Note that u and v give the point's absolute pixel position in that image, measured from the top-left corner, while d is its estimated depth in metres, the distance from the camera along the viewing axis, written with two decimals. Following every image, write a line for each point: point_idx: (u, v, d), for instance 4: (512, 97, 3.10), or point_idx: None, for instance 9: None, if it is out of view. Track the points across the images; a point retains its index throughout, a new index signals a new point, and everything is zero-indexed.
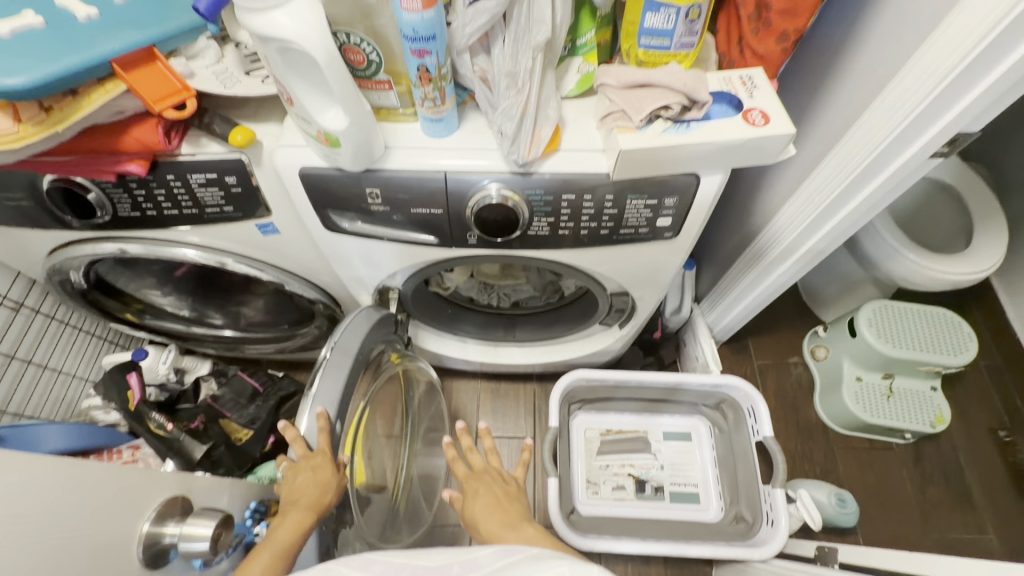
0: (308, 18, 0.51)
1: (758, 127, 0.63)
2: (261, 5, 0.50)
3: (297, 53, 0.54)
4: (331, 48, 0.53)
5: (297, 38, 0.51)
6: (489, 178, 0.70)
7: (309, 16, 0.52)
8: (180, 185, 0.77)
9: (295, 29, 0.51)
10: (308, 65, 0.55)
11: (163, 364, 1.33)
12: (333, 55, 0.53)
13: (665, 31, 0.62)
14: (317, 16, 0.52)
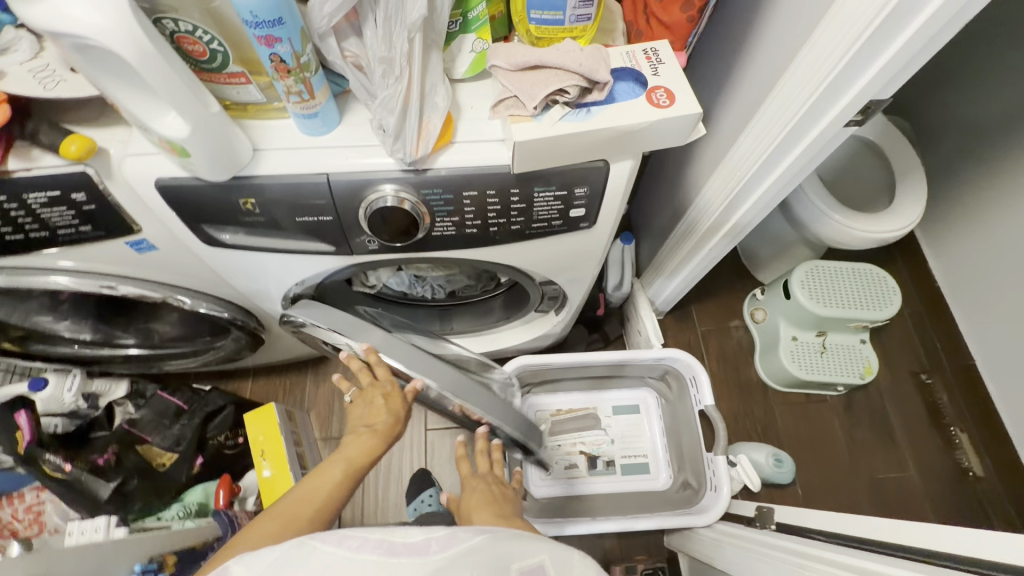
0: (104, 7, 0.41)
1: (662, 108, 0.58)
2: None
3: (101, 50, 0.44)
4: (144, 43, 0.44)
5: (99, 33, 0.42)
6: (378, 179, 0.62)
7: (108, 5, 0.42)
8: (17, 207, 0.65)
9: (94, 22, 0.41)
10: (123, 66, 0.45)
11: (69, 392, 1.19)
12: (148, 52, 0.44)
13: (556, 3, 0.55)
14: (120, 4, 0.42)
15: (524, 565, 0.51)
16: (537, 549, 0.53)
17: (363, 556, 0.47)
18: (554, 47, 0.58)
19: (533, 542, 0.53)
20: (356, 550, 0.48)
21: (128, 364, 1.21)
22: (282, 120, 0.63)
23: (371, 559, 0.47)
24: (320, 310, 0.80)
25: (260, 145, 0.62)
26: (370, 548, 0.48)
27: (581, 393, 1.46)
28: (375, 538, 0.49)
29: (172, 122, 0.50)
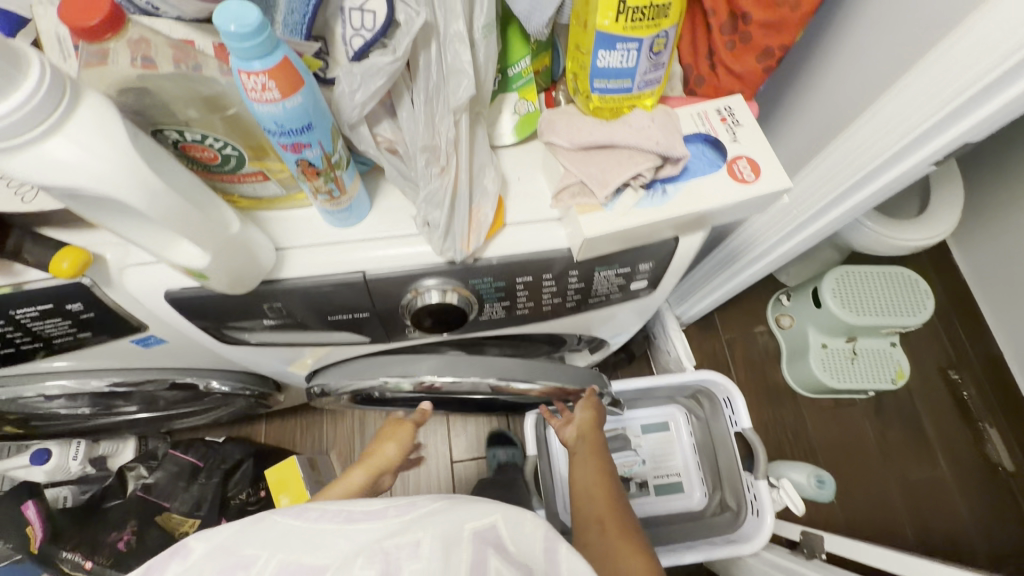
0: (100, 147, 0.33)
1: (748, 183, 0.50)
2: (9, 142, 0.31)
3: (98, 196, 0.35)
4: (152, 180, 0.35)
5: (96, 179, 0.33)
6: (421, 274, 0.54)
7: (100, 143, 0.33)
8: (4, 324, 0.57)
9: (86, 165, 0.33)
10: (122, 207, 0.37)
11: (75, 461, 1.16)
12: (157, 190, 0.36)
13: (624, 70, 0.47)
14: (116, 137, 0.34)
15: (476, 525, 0.43)
16: (488, 510, 0.45)
17: (319, 526, 0.44)
18: (618, 120, 0.50)
19: (487, 503, 0.46)
20: (312, 521, 0.45)
21: (136, 427, 1.14)
22: (304, 208, 0.54)
23: (326, 526, 0.44)
24: (340, 368, 0.74)
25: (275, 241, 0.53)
26: (326, 517, 0.45)
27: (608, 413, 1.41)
28: (334, 509, 0.46)
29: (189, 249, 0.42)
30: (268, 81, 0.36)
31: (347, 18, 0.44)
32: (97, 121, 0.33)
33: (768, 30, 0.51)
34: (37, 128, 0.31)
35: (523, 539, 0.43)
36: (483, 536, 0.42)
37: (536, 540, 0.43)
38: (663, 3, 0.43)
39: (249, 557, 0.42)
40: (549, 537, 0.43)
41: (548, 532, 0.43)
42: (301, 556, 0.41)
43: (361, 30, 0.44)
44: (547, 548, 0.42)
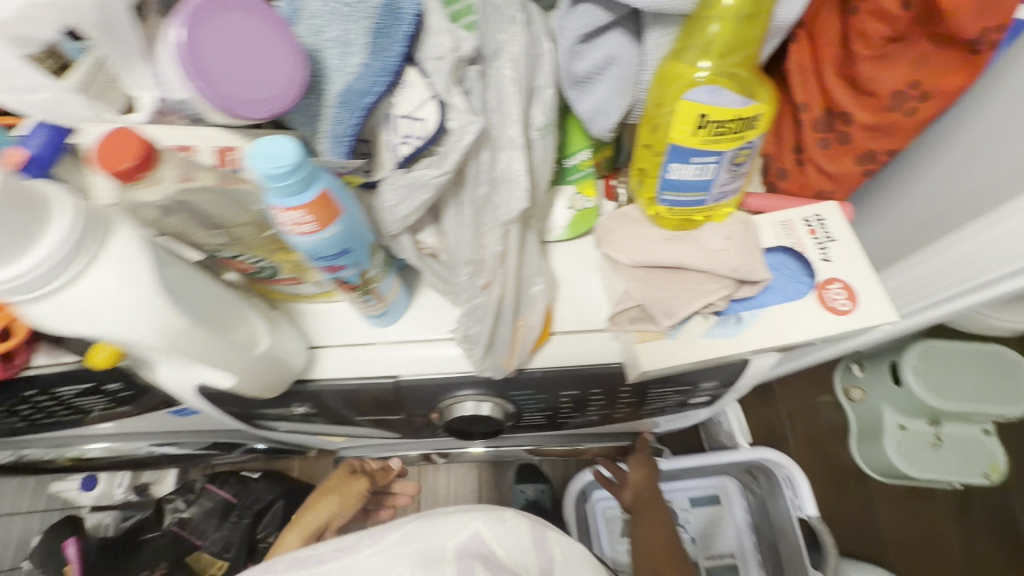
0: (119, 295, 0.31)
1: (842, 315, 0.43)
2: (26, 297, 0.29)
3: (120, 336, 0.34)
4: (171, 323, 0.33)
5: (113, 327, 0.32)
6: (456, 384, 0.50)
7: (121, 292, 0.31)
8: (48, 398, 0.57)
9: (104, 315, 0.31)
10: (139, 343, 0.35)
11: (120, 488, 1.21)
12: (176, 331, 0.34)
13: (699, 183, 0.41)
14: (139, 285, 0.32)
15: (458, 541, 0.52)
16: (468, 524, 0.54)
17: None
18: (689, 235, 0.45)
19: (463, 513, 0.55)
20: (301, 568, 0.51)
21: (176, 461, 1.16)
22: (338, 306, 0.51)
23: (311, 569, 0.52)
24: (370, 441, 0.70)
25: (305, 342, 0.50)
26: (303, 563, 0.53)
27: None
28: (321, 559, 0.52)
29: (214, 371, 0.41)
30: (301, 215, 0.33)
31: (393, 126, 0.40)
32: (120, 269, 0.31)
33: (871, 133, 0.44)
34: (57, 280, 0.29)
35: (504, 532, 0.54)
36: (468, 552, 0.52)
37: (527, 547, 0.55)
38: (750, 117, 0.37)
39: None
40: (535, 530, 0.56)
41: (532, 530, 0.56)
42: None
43: (408, 138, 0.40)
44: (544, 568, 0.54)
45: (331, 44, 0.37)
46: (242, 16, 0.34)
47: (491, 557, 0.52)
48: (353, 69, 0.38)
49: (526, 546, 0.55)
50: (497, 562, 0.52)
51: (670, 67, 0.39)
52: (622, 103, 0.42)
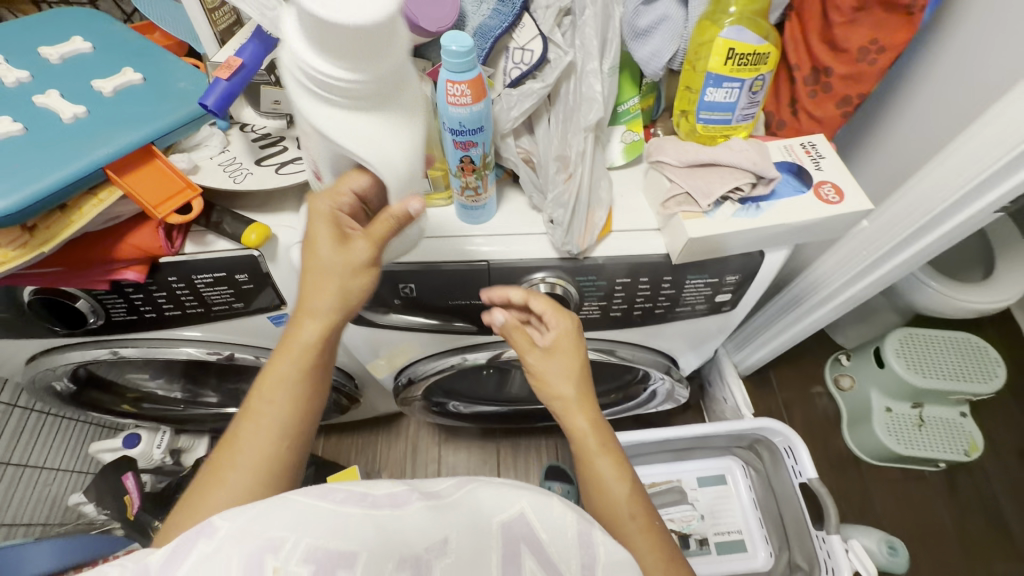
0: (393, 133, 0.43)
1: (833, 204, 0.58)
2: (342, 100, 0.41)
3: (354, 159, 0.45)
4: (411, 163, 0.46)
5: (385, 152, 0.44)
6: (535, 268, 0.63)
7: (395, 129, 0.43)
8: (183, 286, 0.68)
9: (371, 138, 0.43)
10: (366, 169, 0.46)
11: (159, 449, 1.20)
12: (409, 171, 0.46)
13: (727, 105, 0.57)
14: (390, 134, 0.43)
15: (504, 520, 0.45)
16: (516, 499, 0.46)
17: (345, 510, 0.40)
18: (723, 144, 0.59)
19: (512, 490, 0.47)
20: (340, 503, 0.41)
21: (217, 422, 1.21)
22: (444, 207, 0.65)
23: (354, 509, 0.41)
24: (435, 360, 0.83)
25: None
26: (355, 501, 0.41)
27: (661, 461, 1.39)
28: (358, 491, 0.42)
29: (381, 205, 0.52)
30: (464, 89, 0.48)
31: (509, 54, 0.56)
32: (386, 115, 0.42)
33: (848, 82, 0.60)
34: (359, 100, 0.41)
35: (551, 521, 0.45)
36: (514, 532, 0.44)
37: (571, 545, 0.44)
38: (764, 52, 0.54)
39: (274, 538, 0.37)
40: (582, 527, 0.45)
41: (579, 518, 0.46)
42: (331, 539, 0.38)
43: (519, 64, 0.56)
44: (586, 565, 0.44)
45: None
46: None
47: (537, 544, 0.44)
48: (484, 13, 0.55)
49: (570, 543, 0.44)
50: (544, 550, 0.44)
51: (706, 21, 0.56)
52: (670, 49, 0.58)
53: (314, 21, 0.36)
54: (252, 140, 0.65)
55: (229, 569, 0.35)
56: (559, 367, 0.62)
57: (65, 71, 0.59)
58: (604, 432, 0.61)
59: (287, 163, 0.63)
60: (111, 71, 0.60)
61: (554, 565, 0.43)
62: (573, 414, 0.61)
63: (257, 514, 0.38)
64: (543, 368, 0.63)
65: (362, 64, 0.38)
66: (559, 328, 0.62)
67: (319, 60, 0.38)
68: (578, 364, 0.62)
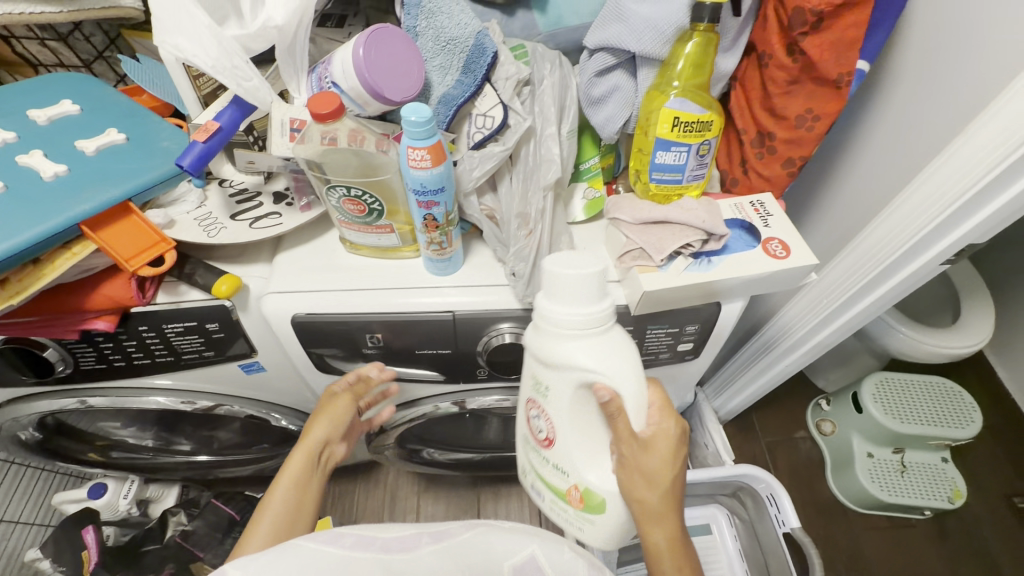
0: (613, 359, 0.50)
1: (780, 259, 0.61)
2: (572, 333, 0.49)
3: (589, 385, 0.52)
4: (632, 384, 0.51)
5: (609, 374, 0.50)
6: (501, 319, 0.65)
7: (618, 357, 0.50)
8: (154, 336, 0.68)
9: (599, 364, 0.50)
10: (604, 386, 0.50)
11: (125, 500, 1.15)
12: (635, 391, 0.51)
13: (676, 166, 0.61)
14: (617, 359, 0.50)
15: (515, 563, 0.45)
16: (525, 543, 0.47)
17: (357, 554, 0.41)
18: (673, 202, 0.63)
19: (522, 534, 0.48)
20: (350, 548, 0.42)
21: (188, 471, 1.18)
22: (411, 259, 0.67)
23: (364, 554, 0.42)
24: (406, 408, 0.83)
25: (380, 285, 0.65)
26: (365, 545, 0.42)
27: None
28: (367, 535, 0.44)
29: (543, 424, 0.58)
30: (424, 154, 0.51)
31: (472, 120, 0.60)
32: (613, 348, 0.50)
33: (789, 145, 0.64)
34: (586, 329, 0.49)
35: (563, 564, 0.46)
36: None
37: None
38: (706, 120, 0.59)
39: None
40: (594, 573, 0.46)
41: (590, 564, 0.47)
42: None
43: (481, 129, 0.60)
44: None
45: (435, 69, 0.60)
46: (399, 40, 0.55)
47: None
48: (449, 82, 0.59)
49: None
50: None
51: (654, 91, 0.60)
52: (622, 115, 0.63)
53: (550, 276, 0.48)
54: (230, 195, 0.68)
55: None
56: (651, 470, 0.54)
57: (51, 132, 0.62)
58: (677, 550, 0.56)
59: (261, 218, 0.66)
60: (94, 132, 0.63)
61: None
62: (654, 524, 0.55)
63: (270, 561, 0.41)
64: (648, 461, 0.54)
65: (581, 302, 0.48)
66: (666, 430, 0.55)
67: (553, 305, 0.49)
68: (676, 465, 0.56)
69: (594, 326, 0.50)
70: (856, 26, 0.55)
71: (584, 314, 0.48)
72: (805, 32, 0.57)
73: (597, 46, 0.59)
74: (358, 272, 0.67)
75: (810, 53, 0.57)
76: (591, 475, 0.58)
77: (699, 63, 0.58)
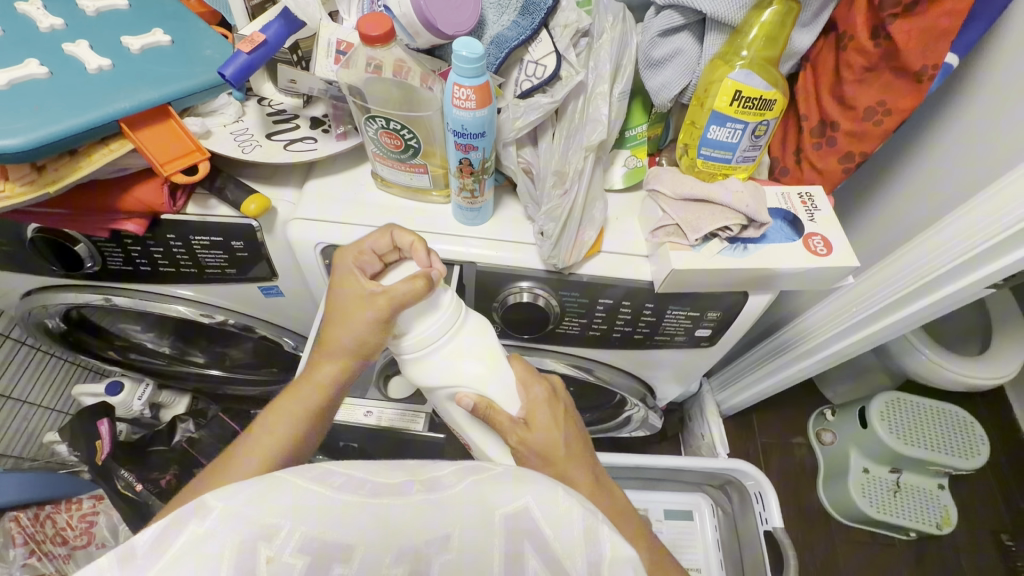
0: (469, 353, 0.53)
1: (820, 257, 0.58)
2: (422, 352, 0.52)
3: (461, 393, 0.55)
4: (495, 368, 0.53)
5: (472, 373, 0.53)
6: (522, 276, 0.64)
7: (476, 349, 0.54)
8: (180, 245, 0.69)
9: (457, 373, 0.53)
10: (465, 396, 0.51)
11: (139, 401, 1.20)
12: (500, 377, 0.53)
13: (728, 144, 0.58)
14: (470, 353, 0.53)
15: (509, 512, 0.42)
16: (522, 493, 0.43)
17: (344, 497, 0.40)
18: (718, 182, 0.60)
19: (519, 482, 0.44)
20: (339, 492, 0.40)
21: (199, 382, 1.22)
22: (439, 204, 0.66)
23: (350, 499, 0.40)
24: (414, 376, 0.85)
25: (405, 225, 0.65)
26: (353, 489, 0.41)
27: (629, 489, 1.37)
28: (363, 478, 0.42)
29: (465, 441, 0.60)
30: (469, 94, 0.49)
31: (523, 67, 0.58)
32: (463, 343, 0.53)
33: (852, 138, 0.60)
34: (433, 343, 0.53)
35: (557, 514, 0.42)
36: (518, 525, 0.42)
37: (577, 540, 0.42)
38: (770, 99, 0.55)
39: (271, 526, 0.38)
40: (589, 523, 0.42)
41: (587, 515, 0.43)
42: (329, 532, 0.38)
43: (531, 77, 0.57)
44: (591, 563, 0.41)
45: (492, 6, 0.57)
46: None
47: (540, 539, 0.42)
48: (504, 23, 0.57)
49: (575, 537, 0.42)
50: (549, 546, 0.41)
51: (720, 60, 0.57)
52: (680, 81, 0.59)
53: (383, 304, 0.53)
54: (267, 114, 0.67)
55: (227, 556, 0.36)
56: (555, 442, 0.52)
57: (97, 24, 0.61)
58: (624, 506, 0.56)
59: (296, 141, 0.65)
60: (141, 30, 0.62)
61: (559, 562, 0.41)
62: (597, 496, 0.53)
63: (254, 497, 0.39)
64: (544, 444, 0.51)
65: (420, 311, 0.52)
66: (544, 398, 0.53)
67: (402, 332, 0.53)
68: (570, 434, 0.53)
69: (443, 330, 0.53)
70: (954, 14, 0.51)
71: (430, 319, 0.52)
72: (895, 14, 0.53)
73: (665, 2, 0.56)
74: (385, 210, 0.66)
75: (896, 39, 0.53)
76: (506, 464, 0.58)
77: (774, 35, 0.55)
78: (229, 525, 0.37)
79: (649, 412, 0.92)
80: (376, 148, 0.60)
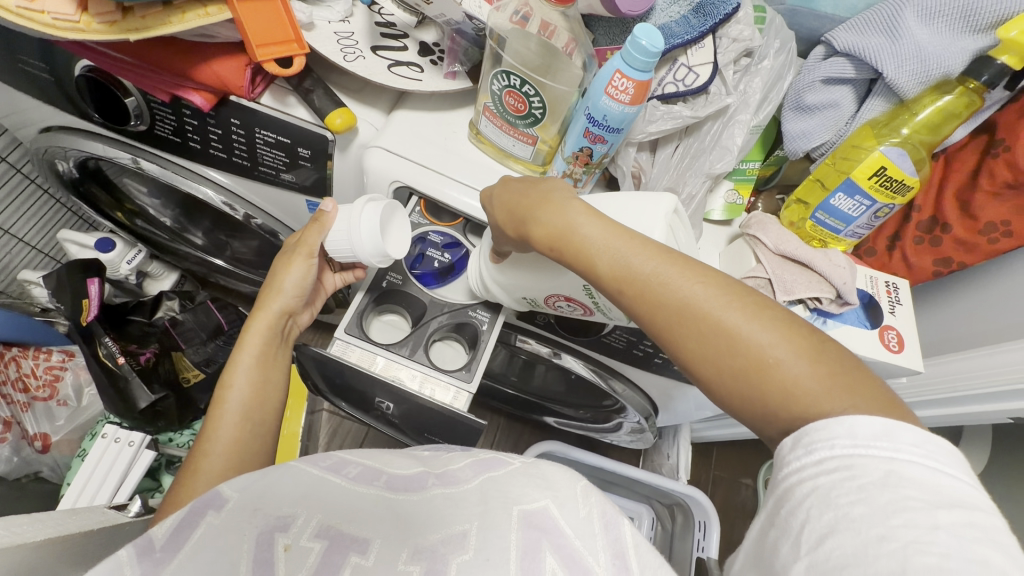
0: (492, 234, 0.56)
1: (893, 352, 0.57)
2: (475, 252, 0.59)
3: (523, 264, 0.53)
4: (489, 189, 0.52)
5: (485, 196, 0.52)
6: None
7: None
8: (242, 134, 0.63)
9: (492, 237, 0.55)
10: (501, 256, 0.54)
11: (127, 265, 1.13)
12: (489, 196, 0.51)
13: (847, 216, 0.56)
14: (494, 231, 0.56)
15: (526, 509, 0.34)
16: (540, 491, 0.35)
17: (358, 490, 0.36)
18: (821, 249, 0.58)
19: (540, 483, 0.36)
20: (353, 481, 0.37)
21: (196, 265, 1.15)
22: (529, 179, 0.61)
23: (366, 491, 0.36)
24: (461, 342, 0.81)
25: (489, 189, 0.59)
26: (369, 480, 0.38)
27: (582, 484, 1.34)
28: (371, 468, 0.39)
29: (562, 302, 0.54)
30: (628, 87, 0.45)
31: (673, 69, 0.54)
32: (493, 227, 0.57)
33: (959, 246, 0.59)
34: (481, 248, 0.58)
35: (580, 520, 0.33)
36: (533, 525, 0.33)
37: (596, 532, 0.33)
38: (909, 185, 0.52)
39: (284, 517, 0.33)
40: (608, 512, 0.34)
41: (604, 506, 0.35)
42: (345, 521, 0.34)
43: (678, 82, 0.53)
44: (615, 556, 0.32)
45: None
46: None
47: (563, 546, 0.32)
48: (672, 15, 0.53)
49: (593, 530, 0.33)
50: (568, 545, 0.32)
51: (873, 128, 0.54)
52: (822, 136, 0.56)
53: (362, 247, 0.54)
54: (377, 23, 0.61)
55: (239, 548, 0.32)
56: (513, 201, 0.47)
57: None
58: (596, 216, 0.42)
59: (401, 64, 0.59)
60: None
61: (581, 562, 0.31)
62: (558, 218, 0.43)
63: (265, 490, 0.36)
64: (508, 202, 0.48)
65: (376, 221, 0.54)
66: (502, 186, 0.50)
67: (389, 244, 0.55)
68: (528, 186, 0.47)
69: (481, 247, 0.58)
70: None
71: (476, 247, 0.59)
72: None
73: (843, 50, 0.53)
74: (469, 166, 0.60)
75: None
76: (575, 280, 0.49)
77: (941, 123, 0.52)
78: (245, 515, 0.34)
79: (644, 429, 0.92)
80: (491, 100, 0.55)
